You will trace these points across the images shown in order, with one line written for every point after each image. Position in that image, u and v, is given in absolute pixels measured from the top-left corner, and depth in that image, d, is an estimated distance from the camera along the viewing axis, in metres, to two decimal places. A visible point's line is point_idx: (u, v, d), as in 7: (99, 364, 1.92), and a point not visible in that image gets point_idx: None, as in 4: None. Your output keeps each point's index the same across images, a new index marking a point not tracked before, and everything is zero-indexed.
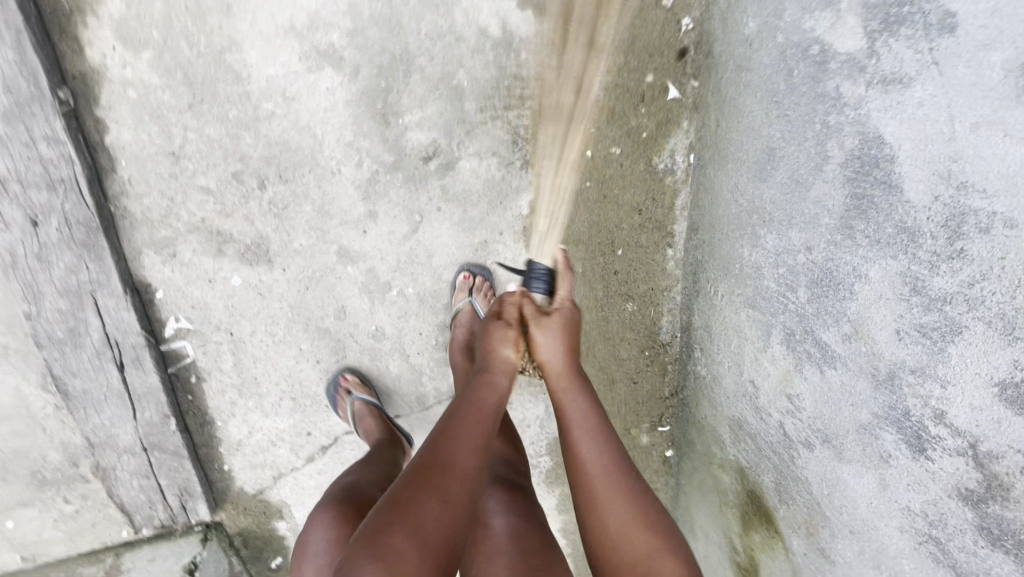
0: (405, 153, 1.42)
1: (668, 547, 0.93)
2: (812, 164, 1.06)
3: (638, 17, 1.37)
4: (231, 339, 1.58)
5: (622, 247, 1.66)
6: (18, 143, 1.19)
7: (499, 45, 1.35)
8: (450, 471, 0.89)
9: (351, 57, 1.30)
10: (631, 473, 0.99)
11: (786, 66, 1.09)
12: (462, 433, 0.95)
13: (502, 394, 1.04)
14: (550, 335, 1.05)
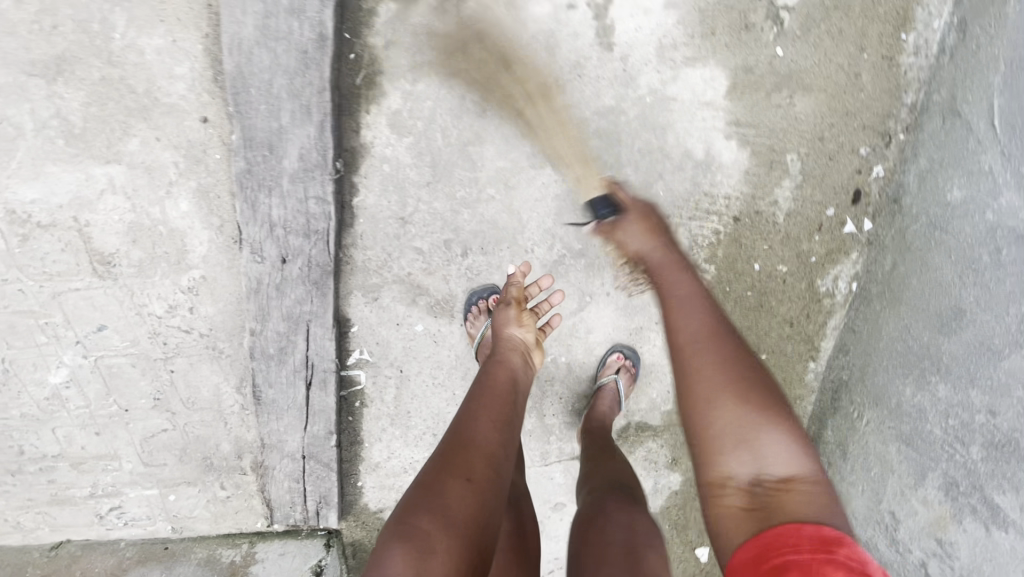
0: (591, 243, 1.61)
1: (768, 436, 1.00)
2: (1012, 338, 1.16)
3: (833, 157, 1.47)
4: (399, 374, 1.76)
5: (766, 353, 1.72)
6: (295, 199, 1.42)
7: (700, 166, 1.49)
8: (473, 449, 1.09)
9: (570, 161, 1.48)
10: (736, 362, 1.08)
11: (994, 244, 1.19)
12: (475, 410, 1.19)
13: (515, 371, 1.35)
14: (632, 230, 1.31)
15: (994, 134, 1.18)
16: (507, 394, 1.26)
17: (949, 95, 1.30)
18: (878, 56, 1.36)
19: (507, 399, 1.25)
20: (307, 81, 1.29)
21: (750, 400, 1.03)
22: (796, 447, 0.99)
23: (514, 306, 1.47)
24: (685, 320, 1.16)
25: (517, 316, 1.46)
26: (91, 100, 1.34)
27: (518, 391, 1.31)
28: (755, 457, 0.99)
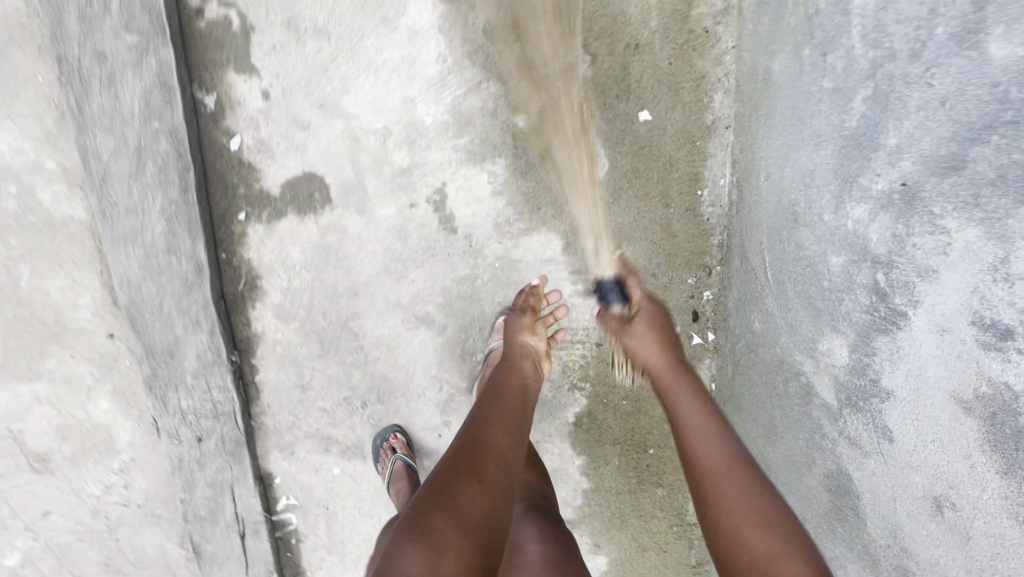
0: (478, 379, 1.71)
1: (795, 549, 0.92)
2: (804, 456, 1.35)
3: (667, 288, 1.67)
4: (326, 511, 1.87)
5: (653, 447, 1.94)
6: (200, 390, 1.62)
7: None
8: (489, 453, 1.04)
9: (441, 319, 1.66)
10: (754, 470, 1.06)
11: (783, 375, 1.40)
12: (488, 418, 1.14)
13: (524, 372, 1.36)
14: (643, 334, 1.39)
15: (770, 286, 1.40)
16: (519, 403, 1.25)
17: (739, 241, 1.52)
18: (682, 208, 1.56)
19: (520, 403, 1.25)
20: (194, 298, 1.50)
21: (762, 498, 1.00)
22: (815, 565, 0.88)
23: (529, 316, 1.50)
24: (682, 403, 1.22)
25: (533, 327, 1.48)
26: (8, 334, 1.55)
27: (529, 397, 1.30)
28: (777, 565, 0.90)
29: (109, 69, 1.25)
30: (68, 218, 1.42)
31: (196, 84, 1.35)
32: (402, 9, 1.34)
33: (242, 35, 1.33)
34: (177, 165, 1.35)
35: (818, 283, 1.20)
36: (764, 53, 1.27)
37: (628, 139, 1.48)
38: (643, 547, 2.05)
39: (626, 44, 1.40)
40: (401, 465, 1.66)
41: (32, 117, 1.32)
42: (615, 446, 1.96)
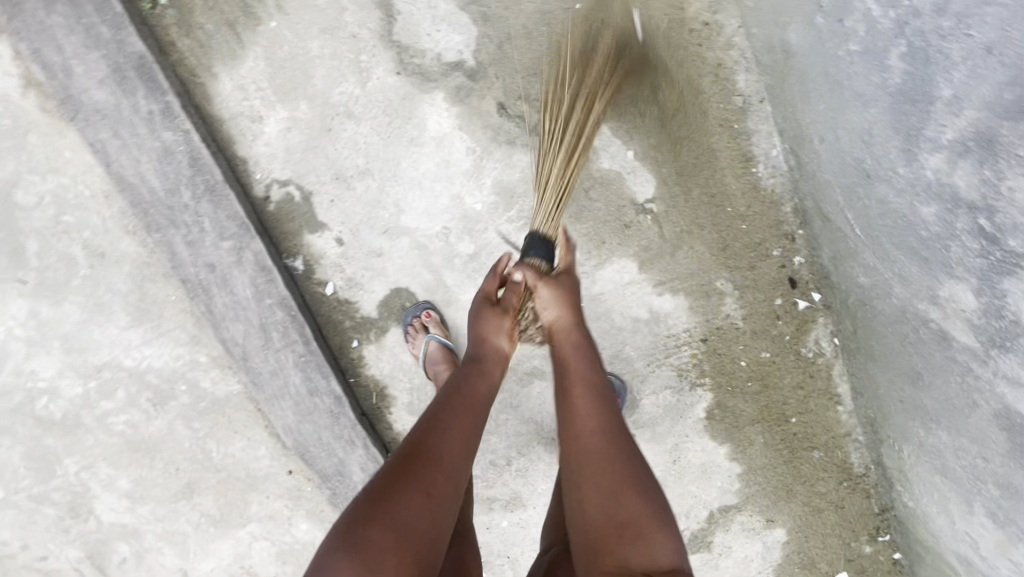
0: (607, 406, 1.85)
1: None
2: (964, 400, 1.26)
3: (755, 267, 1.64)
4: (510, 562, 1.95)
5: (795, 414, 1.82)
6: None
7: (651, 321, 1.71)
8: (434, 463, 0.89)
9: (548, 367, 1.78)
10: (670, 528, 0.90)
11: (910, 322, 1.31)
12: (434, 438, 0.92)
13: (491, 370, 1.08)
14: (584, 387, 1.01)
15: (864, 243, 1.35)
16: (482, 398, 1.03)
17: (813, 202, 1.47)
18: (741, 190, 1.54)
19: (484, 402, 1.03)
20: (342, 423, 1.70)
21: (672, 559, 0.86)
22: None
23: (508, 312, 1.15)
24: (595, 446, 0.96)
25: (510, 329, 1.14)
26: (218, 495, 1.83)
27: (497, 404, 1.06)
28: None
29: (220, 274, 1.47)
30: (229, 394, 1.68)
31: (284, 254, 1.53)
32: (423, 125, 1.42)
33: (304, 201, 1.48)
34: (294, 325, 1.56)
35: (917, 233, 1.15)
36: (773, 29, 1.25)
37: (663, 152, 1.52)
38: (818, 511, 1.87)
39: (632, 66, 1.41)
40: (438, 347, 1.54)
41: (179, 328, 1.58)
42: (754, 428, 1.86)
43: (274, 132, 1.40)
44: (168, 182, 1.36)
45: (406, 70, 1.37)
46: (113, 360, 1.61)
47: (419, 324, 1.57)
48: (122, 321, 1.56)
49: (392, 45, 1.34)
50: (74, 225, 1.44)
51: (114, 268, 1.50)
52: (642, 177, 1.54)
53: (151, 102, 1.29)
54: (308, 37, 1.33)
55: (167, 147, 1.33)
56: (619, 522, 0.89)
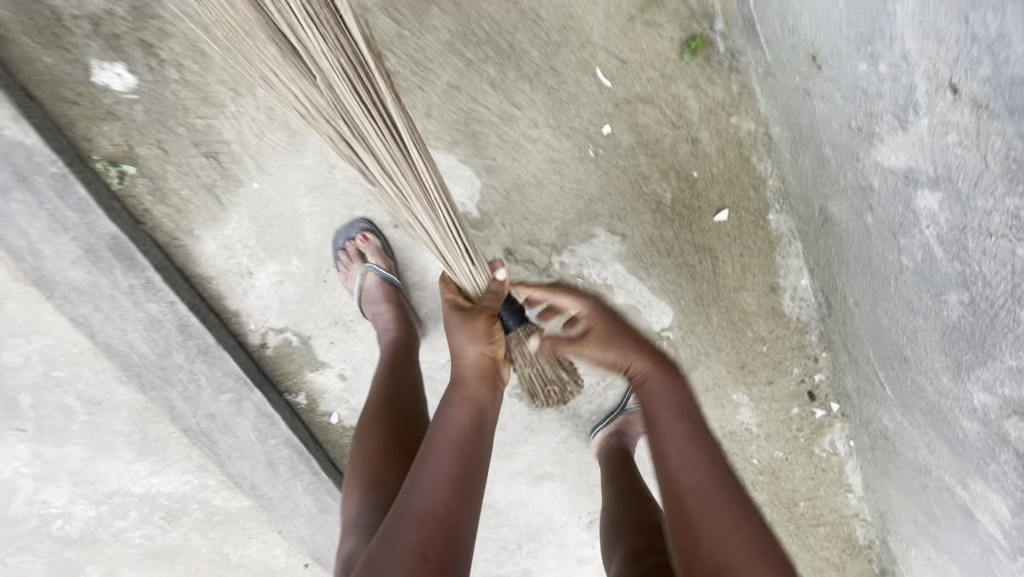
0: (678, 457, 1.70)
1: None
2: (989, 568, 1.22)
3: (773, 379, 1.49)
4: None
5: (804, 500, 1.61)
6: None
7: None
8: (424, 520, 0.77)
9: (559, 471, 1.74)
10: (717, 476, 0.87)
11: (939, 482, 1.24)
12: (424, 488, 0.80)
13: (488, 397, 0.91)
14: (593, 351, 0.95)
15: (891, 398, 1.27)
16: (472, 426, 0.87)
17: (842, 339, 1.36)
18: (765, 315, 1.39)
19: (482, 434, 0.88)
20: None
21: (757, 544, 0.82)
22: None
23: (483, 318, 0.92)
24: (694, 497, 0.85)
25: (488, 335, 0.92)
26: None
27: (490, 421, 0.91)
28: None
29: (222, 422, 1.42)
30: (242, 508, 1.67)
31: (285, 391, 1.46)
32: (426, 272, 1.32)
33: (303, 344, 1.40)
34: (300, 459, 1.52)
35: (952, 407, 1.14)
36: (814, 193, 1.11)
37: (686, 280, 1.35)
38: None
39: (650, 207, 1.25)
40: (376, 280, 1.23)
41: (184, 459, 1.56)
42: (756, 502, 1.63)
43: (265, 285, 1.30)
44: (159, 348, 1.28)
45: (405, 222, 1.24)
46: (123, 487, 1.60)
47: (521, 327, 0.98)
48: (127, 457, 1.54)
49: (389, 200, 1.21)
50: (64, 379, 1.38)
51: (111, 413, 1.45)
52: (659, 309, 1.39)
53: (131, 277, 1.18)
54: (295, 195, 1.19)
55: (153, 317, 1.24)
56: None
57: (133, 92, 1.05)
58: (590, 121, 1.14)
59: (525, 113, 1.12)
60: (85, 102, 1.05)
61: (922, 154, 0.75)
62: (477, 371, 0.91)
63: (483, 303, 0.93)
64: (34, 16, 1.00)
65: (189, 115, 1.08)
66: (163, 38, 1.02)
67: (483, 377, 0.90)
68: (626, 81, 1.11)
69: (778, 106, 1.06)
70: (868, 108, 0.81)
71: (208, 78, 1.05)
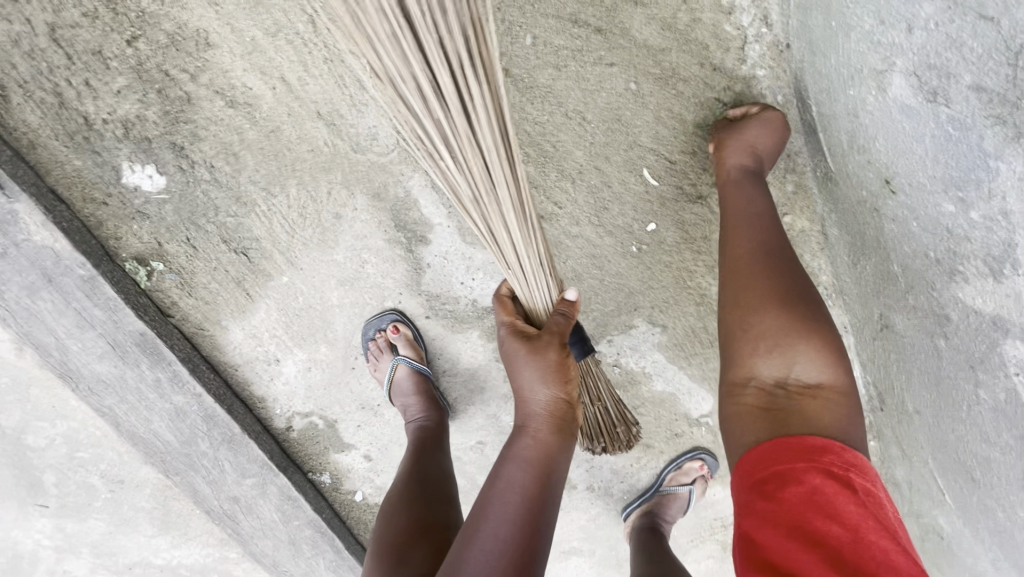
0: (704, 538, 1.61)
1: (804, 341, 0.76)
2: None
3: None
4: None
5: None
6: None
7: (700, 506, 1.58)
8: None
9: (589, 546, 1.67)
10: (775, 244, 0.83)
11: None
12: (475, 555, 0.81)
13: (555, 457, 0.89)
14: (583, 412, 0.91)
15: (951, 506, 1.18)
16: (531, 494, 0.86)
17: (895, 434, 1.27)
18: None
19: (542, 502, 0.86)
20: None
21: (787, 287, 0.79)
22: (829, 337, 0.77)
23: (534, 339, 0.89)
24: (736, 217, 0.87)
25: (542, 367, 0.87)
26: None
27: (552, 486, 0.88)
28: (784, 358, 0.77)
29: (245, 503, 1.38)
30: None
31: (310, 470, 1.42)
32: (456, 360, 1.26)
33: (329, 427, 1.35)
34: (324, 538, 1.47)
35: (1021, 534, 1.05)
36: (875, 299, 1.03)
37: None
38: None
39: (694, 299, 1.19)
40: (407, 370, 1.18)
41: (206, 533, 1.52)
42: None
43: (292, 371, 1.26)
44: (183, 436, 1.25)
45: (436, 313, 1.19)
46: (144, 558, 1.57)
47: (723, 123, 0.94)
48: (150, 530, 1.51)
49: (420, 292, 1.16)
50: (88, 459, 1.35)
51: (135, 491, 1.42)
52: (698, 395, 1.35)
53: (157, 371, 1.15)
54: (325, 287, 1.15)
55: (179, 408, 1.21)
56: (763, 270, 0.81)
57: (163, 191, 1.02)
58: (632, 220, 1.08)
59: (567, 212, 1.07)
60: (115, 202, 1.02)
61: None
62: (541, 418, 0.89)
63: (551, 329, 0.89)
64: (63, 121, 0.95)
65: (219, 212, 1.04)
66: (195, 140, 0.97)
67: (549, 432, 0.89)
68: (674, 185, 1.05)
69: (840, 211, 0.99)
70: None
71: (240, 178, 1.01)
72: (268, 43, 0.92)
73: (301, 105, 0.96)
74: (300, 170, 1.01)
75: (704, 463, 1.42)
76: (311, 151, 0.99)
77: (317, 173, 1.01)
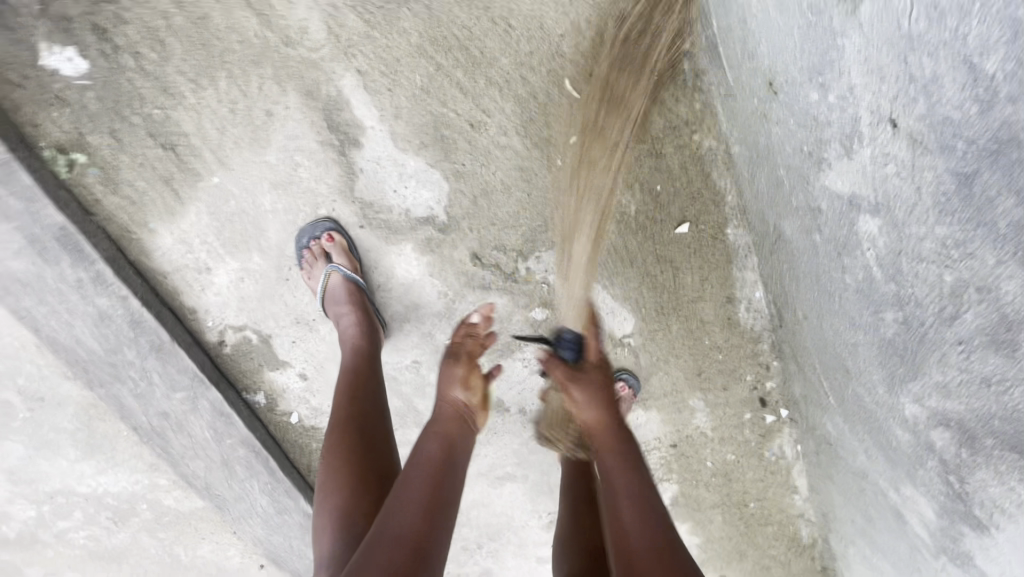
0: None
1: (636, 477, 0.96)
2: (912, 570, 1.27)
3: (728, 387, 1.53)
4: None
5: (755, 501, 1.65)
6: None
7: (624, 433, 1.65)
8: (393, 545, 0.76)
9: (521, 473, 1.74)
10: (624, 441, 1.00)
11: (874, 486, 1.29)
12: (393, 518, 0.79)
13: (468, 434, 0.93)
14: (587, 391, 1.02)
15: (835, 407, 1.31)
16: (440, 464, 0.87)
17: (791, 348, 1.40)
18: (722, 323, 1.43)
19: (453, 469, 0.88)
20: (308, 536, 1.58)
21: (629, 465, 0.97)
22: (646, 480, 0.96)
23: (468, 363, 0.96)
24: (609, 464, 0.98)
25: (466, 378, 0.94)
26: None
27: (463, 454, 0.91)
28: (627, 486, 0.95)
29: (175, 420, 1.38)
30: (195, 509, 1.63)
31: (243, 390, 1.42)
32: (389, 274, 1.29)
33: (262, 343, 1.36)
34: (258, 460, 1.48)
35: None
36: (770, 209, 1.15)
37: (649, 287, 1.38)
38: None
39: (614, 216, 1.27)
40: (340, 279, 1.20)
41: (133, 458, 1.50)
42: (707, 497, 1.67)
43: (224, 281, 1.26)
44: (109, 344, 1.24)
45: (371, 223, 1.22)
46: (67, 487, 1.55)
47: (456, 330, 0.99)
48: (73, 454, 1.48)
49: (355, 200, 1.19)
50: (6, 373, 1.32)
51: (57, 410, 1.39)
52: (621, 315, 1.42)
53: (79, 270, 1.14)
54: (258, 191, 1.16)
55: (103, 312, 1.19)
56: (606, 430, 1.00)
57: (85, 77, 1.01)
58: (557, 133, 1.17)
59: (495, 121, 1.14)
60: (32, 85, 1.01)
61: (865, 180, 0.80)
62: (446, 417, 0.92)
63: (473, 352, 0.97)
64: None
65: (144, 103, 1.04)
66: (117, 24, 0.99)
67: (453, 411, 0.93)
68: (592, 99, 1.15)
69: (740, 127, 1.10)
70: (818, 136, 0.85)
71: (166, 67, 1.02)
72: None
73: None
74: (230, 62, 1.03)
75: (625, 384, 1.46)
76: (242, 42, 1.02)
77: (248, 67, 1.04)
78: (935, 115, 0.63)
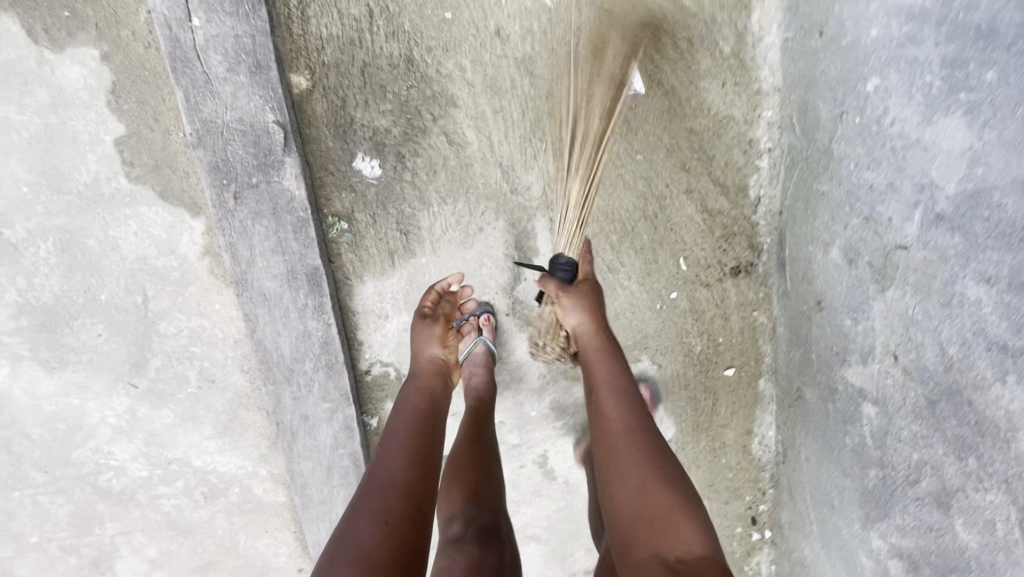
0: None
1: (612, 375, 1.19)
2: None
3: (727, 501, 1.91)
4: None
5: None
6: None
7: None
8: (387, 483, 1.02)
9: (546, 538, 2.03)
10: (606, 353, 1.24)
11: None
12: (385, 458, 1.08)
13: (435, 392, 1.31)
14: (574, 302, 1.26)
15: (813, 536, 1.71)
16: (417, 412, 1.22)
17: (786, 482, 1.81)
18: (738, 449, 1.83)
19: (426, 423, 1.20)
20: None
21: (613, 364, 1.21)
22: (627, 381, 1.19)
23: (440, 324, 1.40)
24: (597, 362, 1.22)
25: (439, 335, 1.39)
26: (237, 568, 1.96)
27: (437, 411, 1.26)
28: (609, 388, 1.17)
29: (310, 424, 1.70)
30: (274, 502, 1.89)
31: (364, 412, 1.75)
32: (512, 350, 1.69)
33: (397, 378, 1.72)
34: (354, 472, 1.77)
35: None
36: (797, 376, 1.61)
37: (691, 405, 1.79)
38: None
39: (683, 352, 1.71)
40: (481, 350, 1.53)
41: (253, 446, 1.80)
42: None
43: (392, 327, 1.66)
44: (297, 353, 1.60)
45: (515, 313, 1.64)
46: (185, 458, 1.81)
47: (435, 288, 1.44)
48: (206, 431, 1.78)
49: (511, 295, 1.62)
50: (198, 354, 1.66)
51: (218, 392, 1.72)
52: (665, 423, 1.82)
53: (309, 298, 1.54)
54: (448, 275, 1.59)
55: (307, 330, 1.58)
56: (587, 341, 1.26)
57: (376, 180, 1.48)
58: (665, 288, 1.61)
59: (625, 270, 1.58)
60: (340, 175, 1.47)
61: (872, 382, 1.29)
62: (427, 369, 1.35)
63: (440, 311, 1.41)
64: (337, 116, 1.41)
65: (404, 206, 1.51)
66: (413, 155, 1.46)
67: (430, 373, 1.34)
68: (697, 272, 1.59)
69: (789, 317, 1.58)
70: (846, 345, 1.35)
71: (430, 186, 1.49)
72: (492, 117, 1.43)
73: (492, 156, 1.46)
74: (472, 194, 1.50)
75: None
76: (484, 184, 1.49)
77: (482, 199, 1.51)
78: (918, 365, 1.17)
